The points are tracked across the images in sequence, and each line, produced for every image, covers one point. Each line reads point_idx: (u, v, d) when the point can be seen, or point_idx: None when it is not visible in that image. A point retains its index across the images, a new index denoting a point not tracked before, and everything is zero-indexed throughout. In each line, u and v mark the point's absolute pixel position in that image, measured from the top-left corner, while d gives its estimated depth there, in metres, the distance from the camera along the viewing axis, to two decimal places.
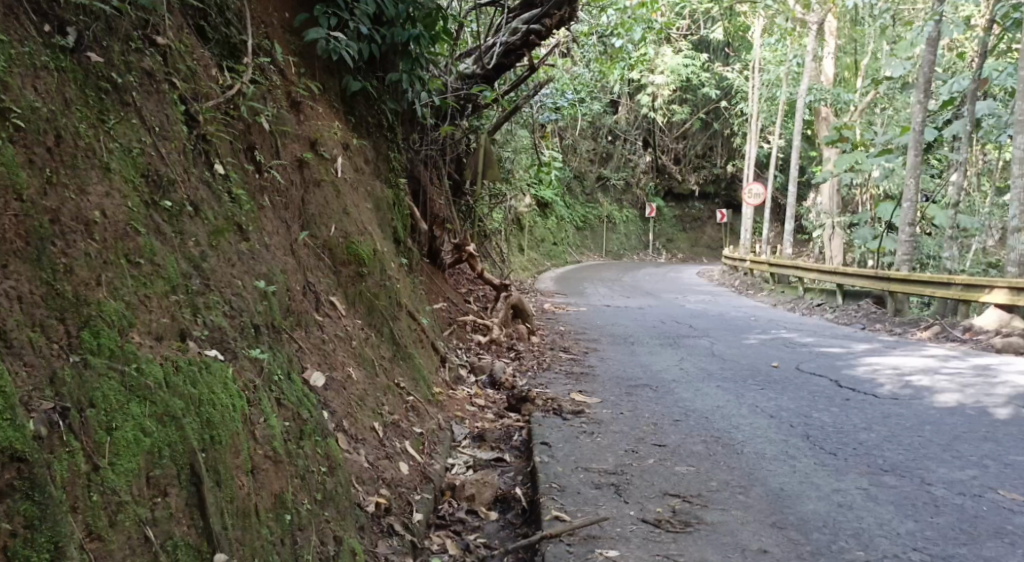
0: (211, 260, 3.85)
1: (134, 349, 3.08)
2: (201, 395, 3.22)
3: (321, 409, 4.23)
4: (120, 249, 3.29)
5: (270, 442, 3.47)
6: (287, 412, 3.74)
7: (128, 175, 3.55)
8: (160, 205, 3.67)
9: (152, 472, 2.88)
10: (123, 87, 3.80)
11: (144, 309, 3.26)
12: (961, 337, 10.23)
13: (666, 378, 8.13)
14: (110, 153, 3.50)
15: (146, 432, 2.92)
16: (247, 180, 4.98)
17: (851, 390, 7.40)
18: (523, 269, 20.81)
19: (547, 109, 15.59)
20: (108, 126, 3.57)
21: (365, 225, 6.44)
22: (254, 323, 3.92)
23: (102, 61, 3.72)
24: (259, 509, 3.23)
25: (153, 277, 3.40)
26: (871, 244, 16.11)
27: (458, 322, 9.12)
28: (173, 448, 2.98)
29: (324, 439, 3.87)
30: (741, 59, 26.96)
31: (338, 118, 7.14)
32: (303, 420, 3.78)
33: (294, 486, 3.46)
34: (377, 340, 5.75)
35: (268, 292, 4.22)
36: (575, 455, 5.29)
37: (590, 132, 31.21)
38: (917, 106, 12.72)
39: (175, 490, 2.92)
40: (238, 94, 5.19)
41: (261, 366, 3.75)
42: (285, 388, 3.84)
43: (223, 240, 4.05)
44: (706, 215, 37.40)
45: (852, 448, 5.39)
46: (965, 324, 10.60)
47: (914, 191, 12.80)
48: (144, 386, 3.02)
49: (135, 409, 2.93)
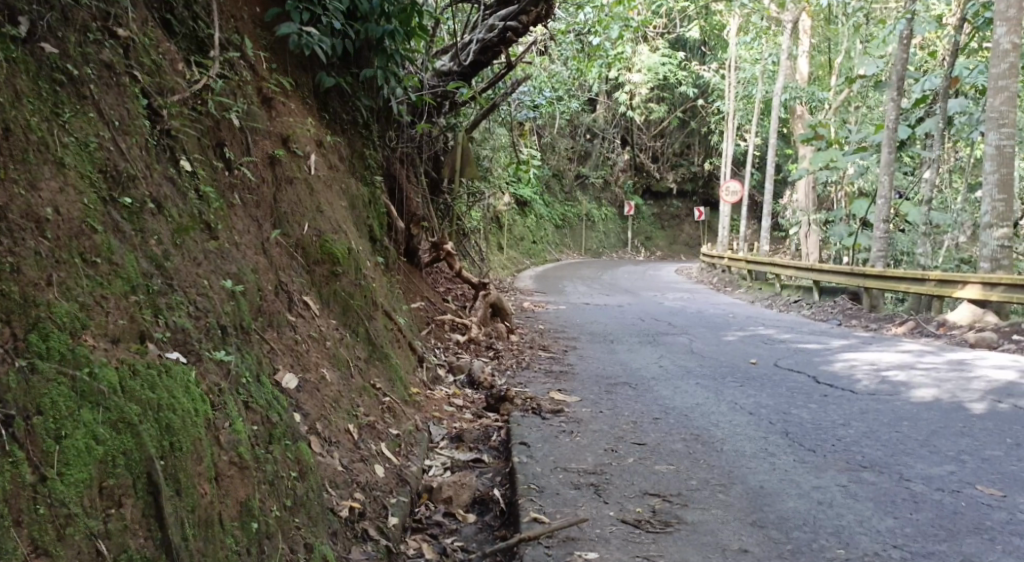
0: (174, 260, 3.73)
1: (88, 352, 2.96)
2: (160, 400, 3.11)
3: (293, 412, 4.13)
4: (73, 248, 3.17)
5: (235, 447, 3.36)
6: (256, 416, 3.64)
7: (83, 171, 3.43)
8: (119, 202, 3.56)
9: (105, 482, 2.77)
10: (80, 80, 3.68)
11: (100, 310, 3.15)
12: (935, 332, 10.24)
13: (646, 376, 8.07)
14: (64, 148, 3.39)
15: (99, 439, 2.81)
16: (215, 177, 4.86)
17: (829, 386, 7.37)
18: (502, 267, 20.73)
19: (525, 107, 15.51)
20: (63, 120, 3.46)
21: (339, 224, 6.33)
22: (222, 324, 3.81)
23: (56, 53, 3.60)
24: (223, 518, 3.13)
25: (110, 277, 3.28)
26: (847, 241, 16.15)
27: (436, 321, 9.03)
28: (129, 456, 2.86)
29: (295, 443, 3.78)
30: (717, 57, 27.03)
31: (312, 115, 7.02)
32: (272, 424, 3.68)
33: (262, 493, 3.37)
34: (352, 341, 5.65)
35: (236, 292, 4.10)
36: (554, 454, 5.22)
37: (568, 130, 31.19)
38: (892, 103, 12.75)
39: (130, 500, 2.81)
40: (205, 89, 5.06)
41: (227, 368, 3.64)
42: (253, 390, 3.74)
43: (188, 238, 3.94)
44: (684, 213, 37.49)
45: (831, 445, 5.35)
46: (939, 320, 10.57)
47: (887, 187, 12.83)
48: (98, 391, 2.90)
49: (87, 415, 2.82)
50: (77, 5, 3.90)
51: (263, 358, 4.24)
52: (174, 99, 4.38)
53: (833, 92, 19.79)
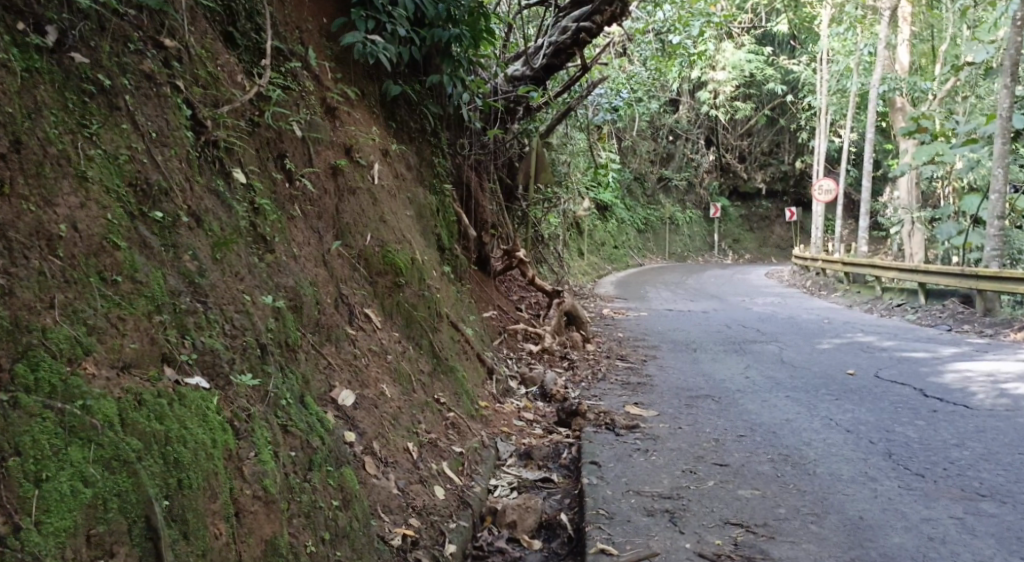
0: (210, 275, 3.60)
1: (83, 383, 2.82)
2: (169, 431, 2.95)
3: (345, 434, 3.97)
4: (90, 267, 3.08)
5: (261, 480, 3.19)
6: (295, 441, 3.50)
7: (110, 184, 3.32)
8: (149, 216, 3.44)
9: (93, 530, 2.63)
10: (113, 90, 3.58)
11: (114, 333, 3.03)
12: None
13: (731, 388, 7.68)
14: (89, 162, 3.29)
15: (87, 481, 2.66)
16: (275, 189, 4.74)
17: (940, 399, 6.87)
18: (582, 273, 20.37)
19: (604, 109, 15.17)
20: (90, 132, 3.37)
21: (405, 234, 6.16)
22: (262, 343, 3.66)
23: (88, 62, 3.52)
24: (242, 559, 2.98)
25: (133, 297, 3.17)
26: (956, 240, 15.34)
27: (509, 331, 8.82)
28: (124, 499, 2.71)
29: (337, 469, 3.64)
30: (808, 52, 26.21)
31: (378, 124, 6.86)
32: (311, 449, 3.54)
33: (293, 528, 3.23)
34: (416, 354, 5.47)
35: (280, 308, 3.95)
36: (627, 475, 4.93)
37: (650, 132, 30.65)
38: (1004, 92, 12.03)
39: (123, 549, 2.66)
40: (263, 99, 4.94)
41: (261, 394, 3.49)
42: (293, 414, 3.60)
43: (229, 252, 3.81)
44: (774, 213, 36.51)
45: (941, 469, 4.91)
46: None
47: (1001, 182, 12.10)
48: (88, 427, 2.75)
49: (74, 454, 2.67)
50: (116, 13, 3.81)
51: (312, 374, 4.09)
52: (224, 108, 4.25)
53: (935, 84, 18.87)
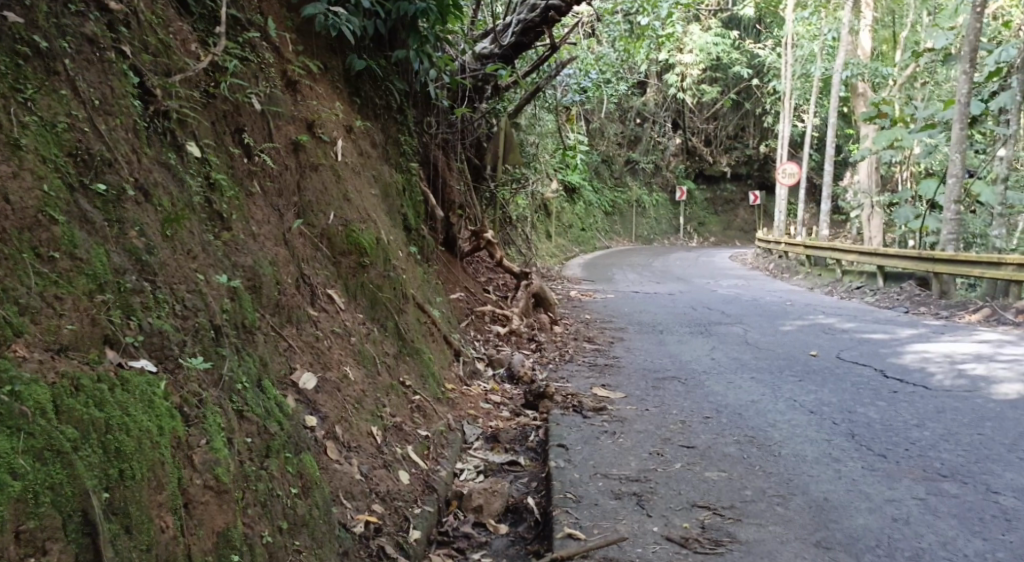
0: (159, 252, 3.45)
1: (12, 366, 2.66)
2: (109, 418, 2.81)
3: (305, 419, 3.85)
4: (24, 242, 2.93)
5: (213, 469, 3.07)
6: (251, 427, 3.39)
7: (47, 153, 3.17)
8: (91, 189, 3.28)
9: (23, 525, 2.48)
10: (50, 54, 3.41)
11: (49, 313, 2.89)
12: (1014, 321, 9.86)
13: (697, 370, 7.64)
14: (23, 129, 3.13)
15: (17, 473, 2.51)
16: (232, 165, 4.58)
17: (899, 380, 6.88)
18: (550, 255, 20.29)
19: (572, 90, 15.07)
20: (25, 98, 3.20)
21: (369, 213, 6.02)
22: (216, 324, 3.53)
23: (23, 23, 3.34)
24: (192, 553, 2.86)
25: (72, 275, 3.03)
26: (913, 224, 15.49)
27: (476, 312, 8.71)
28: (58, 492, 2.57)
29: (297, 456, 3.53)
30: (773, 36, 26.28)
31: (341, 99, 6.70)
32: (269, 435, 3.42)
33: (249, 519, 3.12)
34: (380, 336, 5.34)
35: (235, 288, 3.82)
36: (594, 458, 4.86)
37: (617, 114, 30.58)
38: (963, 77, 12.10)
39: (57, 545, 2.52)
40: (218, 70, 4.77)
41: (216, 377, 3.36)
42: (250, 398, 3.49)
43: (180, 228, 3.66)
44: (738, 197, 36.68)
45: (903, 449, 4.89)
46: (1017, 305, 10.24)
47: (959, 167, 12.19)
48: (19, 414, 2.59)
49: (3, 442, 2.52)
50: None
51: (270, 356, 3.96)
52: (175, 77, 4.08)
53: (896, 69, 18.98)
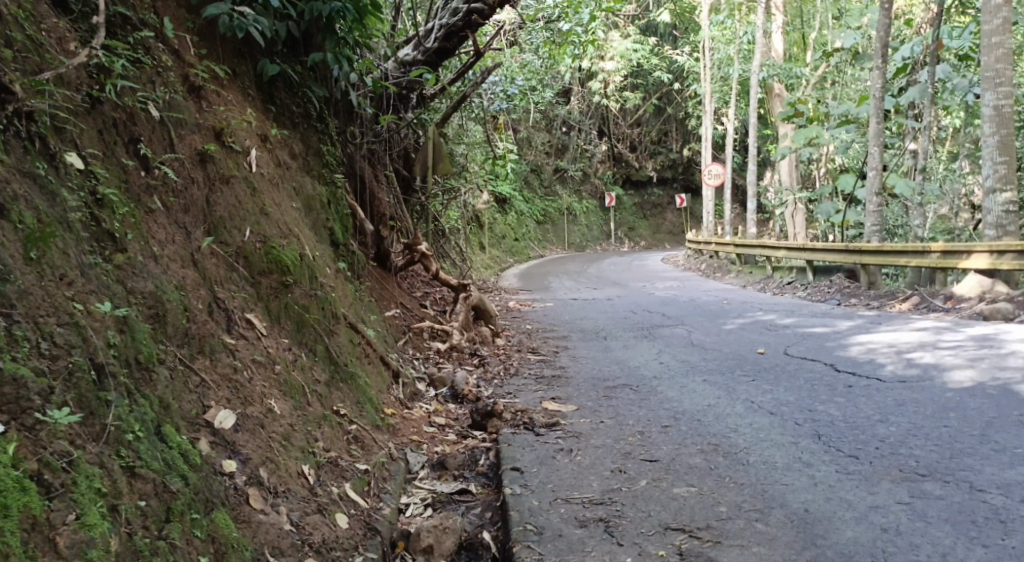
0: (19, 278, 2.98)
1: None
2: None
3: (217, 469, 3.42)
4: None
5: (86, 552, 2.66)
6: (145, 486, 2.97)
7: None
8: None
9: None
10: None
11: None
12: (943, 307, 9.73)
13: (646, 376, 7.28)
14: None
15: None
16: (125, 181, 4.09)
17: (851, 374, 6.61)
18: (484, 267, 19.84)
19: (497, 99, 14.71)
20: None
21: (291, 227, 5.50)
22: (99, 362, 3.07)
23: None
24: None
25: None
26: (835, 218, 15.48)
27: (414, 329, 8.23)
28: None
29: (205, 517, 3.12)
30: (690, 41, 26.42)
31: (253, 107, 6.18)
32: (169, 496, 3.02)
33: None
34: (309, 362, 4.84)
35: (127, 318, 3.34)
36: (553, 481, 4.43)
37: (543, 123, 30.33)
38: (876, 71, 12.03)
39: None
40: (105, 73, 4.25)
41: (98, 429, 2.94)
42: (145, 449, 3.06)
43: (48, 248, 3.17)
44: (665, 201, 36.86)
45: (874, 449, 4.57)
46: (945, 292, 10.13)
47: (876, 161, 12.12)
48: None
49: None
50: None
51: (174, 395, 3.48)
52: (43, 77, 3.61)
53: (810, 68, 19.14)
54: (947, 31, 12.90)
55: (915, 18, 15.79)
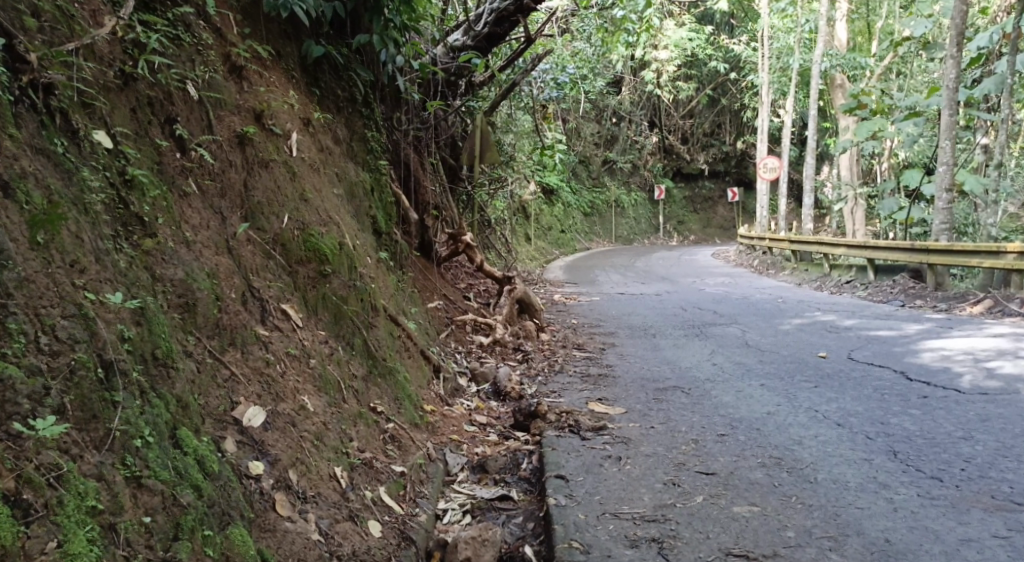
0: (20, 265, 2.80)
1: None
2: None
3: (240, 476, 3.20)
4: None
5: None
6: (152, 500, 2.78)
7: None
8: None
9: None
10: None
11: None
12: (1018, 312, 9.26)
13: (699, 378, 6.95)
14: None
15: None
16: (158, 163, 3.89)
17: (925, 383, 6.22)
18: (531, 259, 19.57)
19: (549, 87, 14.38)
20: None
21: (331, 214, 5.27)
22: (107, 360, 2.89)
23: None
24: None
25: None
26: (898, 216, 14.90)
27: (457, 322, 8.01)
28: None
29: (219, 533, 2.93)
30: (748, 31, 25.79)
31: (296, 88, 5.97)
32: (178, 509, 2.83)
33: None
34: (346, 356, 4.61)
35: (145, 311, 3.16)
36: (600, 492, 4.16)
37: (593, 114, 29.90)
38: (950, 62, 11.45)
39: None
40: (140, 49, 4.05)
41: (102, 433, 2.76)
42: (154, 456, 2.87)
43: (59, 232, 2.99)
44: (717, 194, 36.22)
45: (959, 471, 4.22)
46: (1021, 295, 9.65)
47: (948, 154, 11.58)
48: None
49: None
50: None
51: (198, 392, 3.28)
52: (67, 48, 3.41)
53: (874, 59, 18.47)
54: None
55: (989, 8, 15.10)
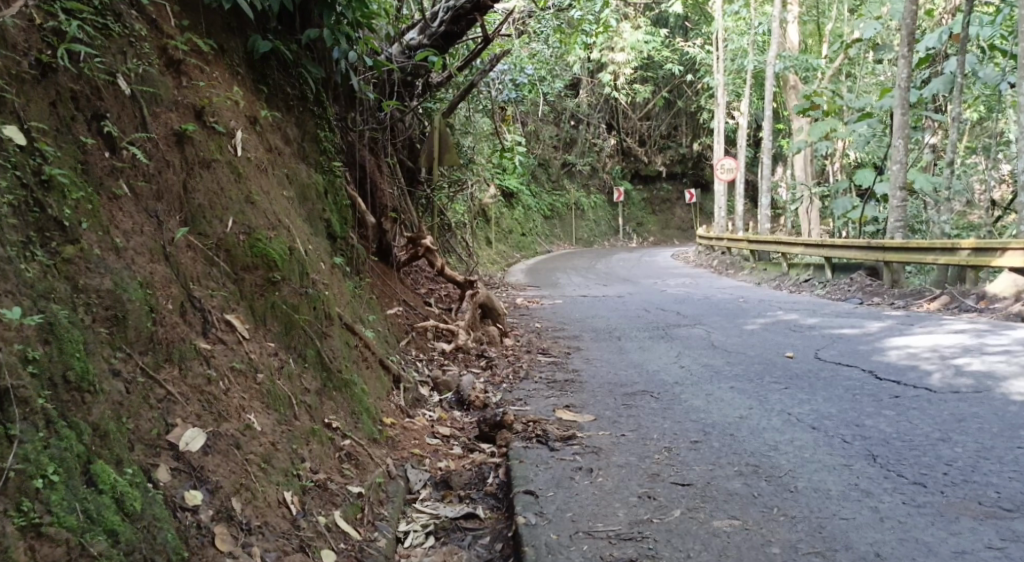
0: None
1: None
2: None
3: (171, 509, 2.91)
4: None
5: None
6: (53, 551, 2.50)
7: None
8: None
9: None
10: None
11: None
12: (976, 308, 9.18)
13: (667, 382, 6.72)
14: None
15: None
16: (81, 163, 3.57)
17: (893, 383, 6.05)
18: (491, 263, 19.28)
19: (506, 89, 14.09)
20: None
21: (281, 217, 4.93)
22: (2, 387, 2.60)
23: None
24: None
25: None
26: (852, 215, 14.81)
27: (417, 329, 7.71)
28: None
29: None
30: (703, 33, 25.77)
31: (241, 85, 5.63)
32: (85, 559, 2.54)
33: None
34: (297, 370, 4.28)
35: (53, 327, 2.85)
36: (572, 509, 3.91)
37: (551, 117, 29.68)
38: (902, 61, 11.32)
39: None
40: (62, 39, 3.71)
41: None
42: (58, 498, 2.58)
43: None
44: (675, 196, 36.23)
45: (942, 475, 4.03)
46: (978, 291, 9.58)
47: (901, 153, 11.47)
48: None
49: None
50: None
51: (126, 415, 2.99)
52: None
53: (825, 60, 18.42)
54: (976, 18, 12.24)
55: (936, 9, 15.14)
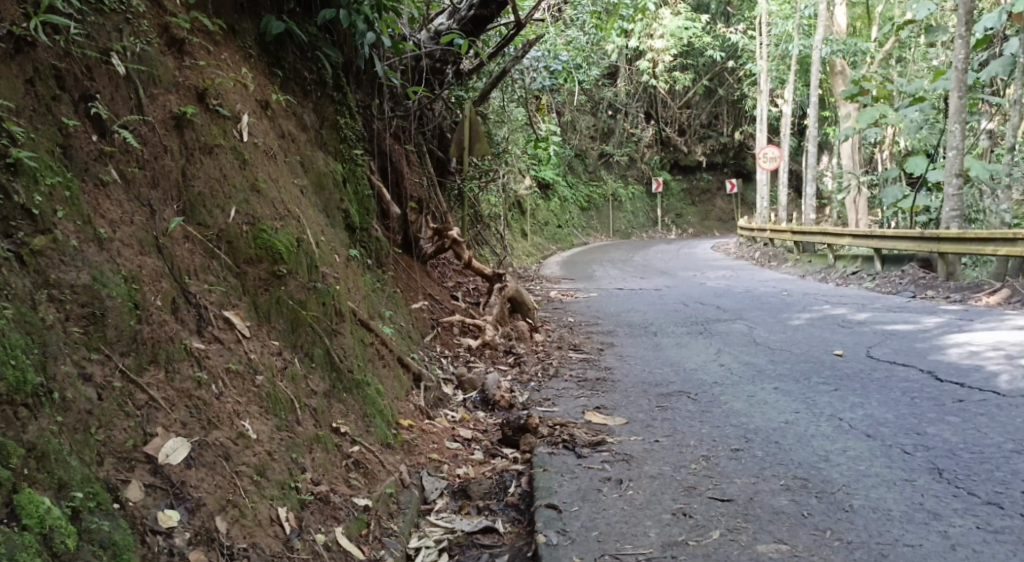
0: None
1: None
2: None
3: (136, 530, 2.73)
4: None
5: None
6: None
7: None
8: None
9: None
10: None
11: None
12: None
13: (706, 381, 6.32)
14: None
15: None
16: (60, 147, 3.31)
17: (957, 385, 5.60)
18: (526, 255, 18.91)
19: (541, 76, 13.66)
20: None
21: (291, 205, 4.61)
22: None
23: None
24: None
25: None
26: (903, 204, 14.19)
27: (442, 324, 7.37)
28: None
29: None
30: (745, 20, 25.05)
31: (252, 67, 5.32)
32: None
33: None
34: (304, 371, 3.97)
35: None
36: (598, 526, 3.58)
37: (589, 107, 29.16)
38: (959, 43, 10.73)
39: None
40: (42, 12, 3.43)
41: None
42: None
43: None
44: (715, 186, 35.54)
45: (1019, 494, 3.62)
46: None
47: (958, 138, 10.87)
48: None
49: None
50: None
51: (95, 426, 2.83)
52: None
53: (875, 45, 17.75)
54: None
55: None
